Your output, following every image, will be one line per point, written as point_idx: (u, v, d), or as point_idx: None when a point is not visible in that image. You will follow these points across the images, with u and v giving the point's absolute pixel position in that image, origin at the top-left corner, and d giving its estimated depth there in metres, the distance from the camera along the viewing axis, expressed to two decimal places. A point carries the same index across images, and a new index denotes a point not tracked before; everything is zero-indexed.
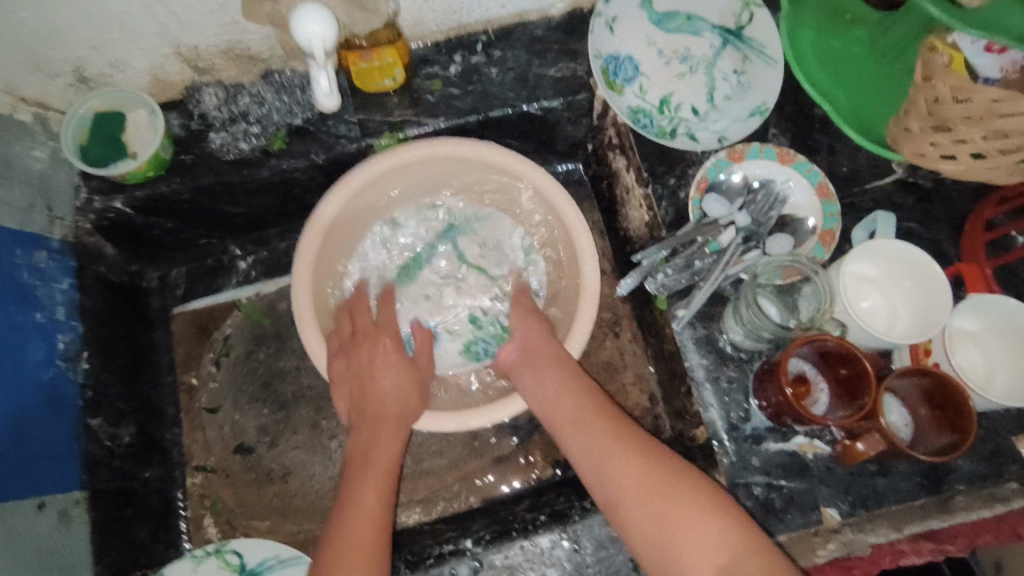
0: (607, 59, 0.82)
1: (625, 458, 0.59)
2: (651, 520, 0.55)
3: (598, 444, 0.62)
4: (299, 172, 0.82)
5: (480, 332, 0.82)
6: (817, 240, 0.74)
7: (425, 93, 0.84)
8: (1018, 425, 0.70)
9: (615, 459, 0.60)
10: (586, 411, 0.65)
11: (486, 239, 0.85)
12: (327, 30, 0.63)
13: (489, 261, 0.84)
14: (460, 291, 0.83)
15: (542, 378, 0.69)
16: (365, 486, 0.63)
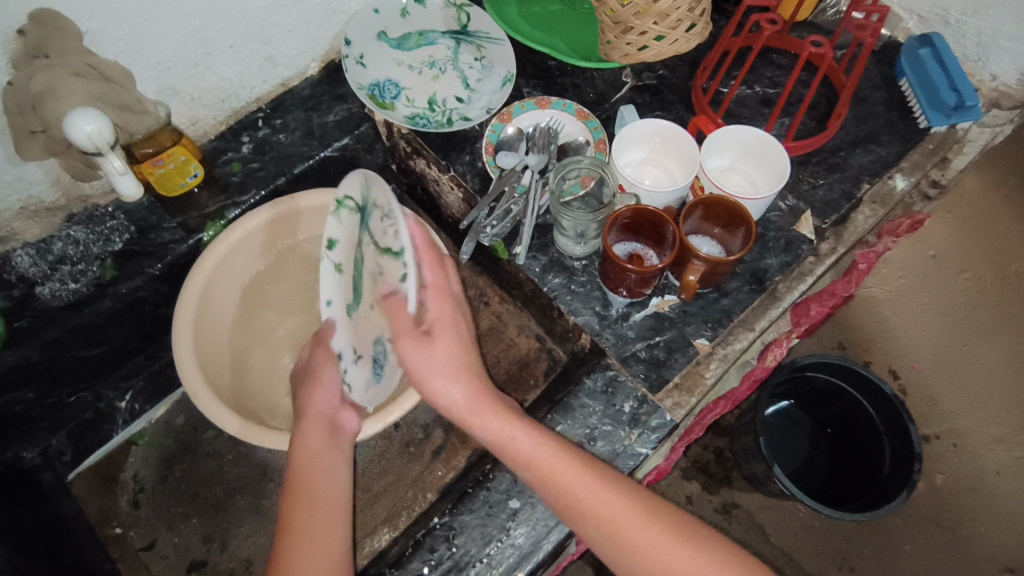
0: (370, 87, 0.94)
1: (593, 492, 0.62)
2: (620, 549, 0.60)
3: (616, 516, 0.61)
4: (143, 290, 0.87)
5: None
6: (595, 149, 0.89)
7: (229, 177, 0.91)
8: (793, 215, 0.87)
9: (588, 489, 0.62)
10: (595, 483, 0.63)
11: (388, 212, 0.72)
12: (103, 127, 0.70)
13: (391, 238, 0.71)
14: (390, 285, 0.74)
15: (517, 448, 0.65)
16: (312, 536, 0.63)
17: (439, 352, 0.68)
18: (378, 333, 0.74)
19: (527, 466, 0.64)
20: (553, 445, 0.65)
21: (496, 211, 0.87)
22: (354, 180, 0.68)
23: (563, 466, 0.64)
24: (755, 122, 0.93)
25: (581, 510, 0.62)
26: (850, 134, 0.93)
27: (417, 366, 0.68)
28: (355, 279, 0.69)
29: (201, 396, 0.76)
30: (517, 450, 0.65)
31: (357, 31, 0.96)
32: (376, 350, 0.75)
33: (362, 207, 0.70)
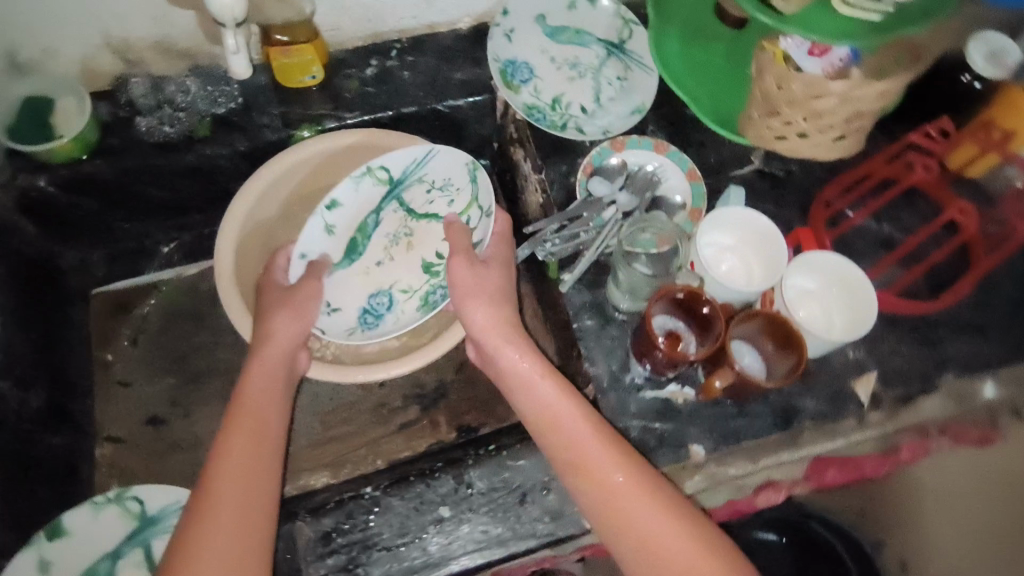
0: (506, 63, 0.93)
1: (600, 453, 0.63)
2: (613, 516, 0.60)
3: (614, 484, 0.61)
4: (222, 159, 0.90)
5: (433, 281, 0.85)
6: (687, 215, 0.85)
7: (343, 91, 0.93)
8: (855, 370, 0.80)
9: (590, 455, 0.63)
10: (600, 447, 0.63)
11: (431, 185, 0.83)
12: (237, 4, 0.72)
13: (437, 205, 0.84)
14: (410, 244, 0.85)
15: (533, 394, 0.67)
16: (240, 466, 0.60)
17: (490, 279, 0.74)
18: (382, 286, 0.85)
19: (542, 412, 0.66)
20: (566, 397, 0.67)
21: (563, 231, 0.84)
22: (400, 157, 0.78)
23: (575, 422, 0.65)
24: (864, 260, 0.86)
25: (587, 469, 0.62)
26: (960, 316, 0.83)
27: (468, 288, 0.72)
28: (351, 242, 0.81)
29: (223, 280, 0.79)
30: (539, 396, 0.67)
31: (517, 4, 0.95)
32: (374, 299, 0.85)
33: (393, 183, 0.80)
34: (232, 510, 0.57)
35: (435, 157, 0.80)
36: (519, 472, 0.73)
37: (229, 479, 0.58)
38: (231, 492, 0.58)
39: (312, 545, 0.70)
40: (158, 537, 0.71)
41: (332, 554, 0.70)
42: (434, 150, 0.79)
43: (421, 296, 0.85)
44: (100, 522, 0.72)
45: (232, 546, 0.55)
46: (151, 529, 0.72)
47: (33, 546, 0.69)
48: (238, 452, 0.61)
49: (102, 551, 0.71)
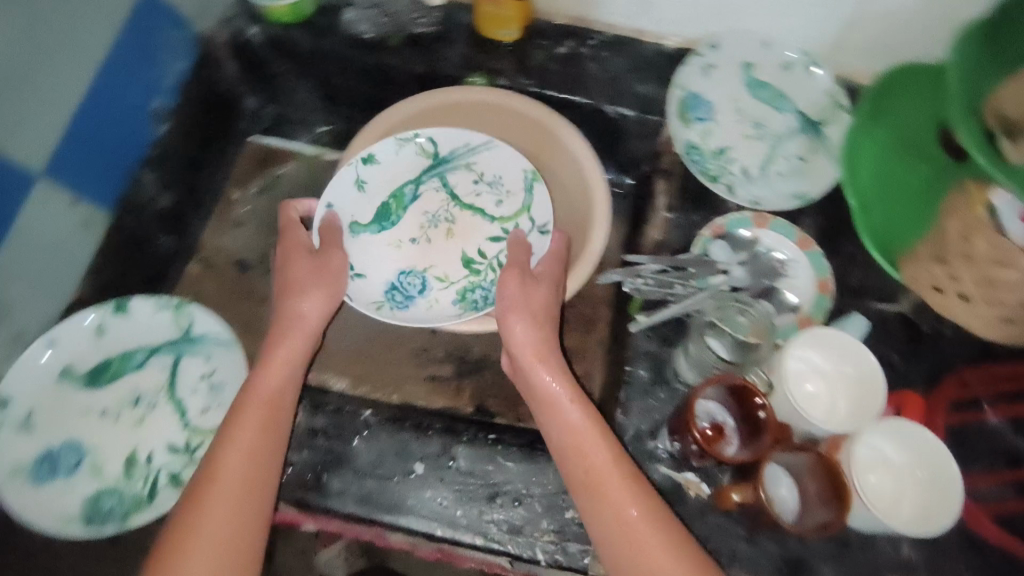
0: (690, 94, 0.90)
1: (620, 489, 0.61)
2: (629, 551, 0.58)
3: (620, 509, 0.60)
4: (395, 70, 0.94)
5: (476, 277, 0.83)
6: (794, 321, 0.78)
7: (529, 57, 0.94)
8: (898, 568, 0.69)
9: (601, 470, 0.62)
10: (613, 472, 0.62)
11: (478, 177, 0.85)
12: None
13: (484, 200, 0.85)
14: (449, 231, 0.85)
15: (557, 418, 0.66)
16: (243, 459, 0.63)
17: (540, 293, 0.72)
18: (417, 264, 0.84)
19: (565, 430, 0.65)
20: (591, 420, 0.65)
21: (661, 275, 0.81)
22: (453, 135, 0.83)
23: (597, 449, 0.63)
24: (975, 461, 0.73)
25: (593, 482, 0.62)
26: None
27: (517, 303, 0.70)
28: (383, 206, 0.84)
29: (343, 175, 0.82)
30: (565, 419, 0.66)
31: (733, 42, 0.91)
32: (407, 277, 0.82)
33: (438, 159, 0.84)
34: (226, 510, 0.60)
35: (484, 152, 0.84)
36: (502, 473, 0.72)
37: (225, 484, 0.61)
38: (218, 503, 0.60)
39: (298, 434, 0.74)
40: (193, 351, 0.80)
41: (309, 448, 0.74)
42: (489, 141, 0.84)
43: (460, 287, 0.83)
44: (152, 321, 0.80)
45: (222, 538, 0.59)
46: (189, 343, 0.80)
47: (101, 310, 0.79)
48: (234, 457, 0.63)
49: (146, 343, 0.80)
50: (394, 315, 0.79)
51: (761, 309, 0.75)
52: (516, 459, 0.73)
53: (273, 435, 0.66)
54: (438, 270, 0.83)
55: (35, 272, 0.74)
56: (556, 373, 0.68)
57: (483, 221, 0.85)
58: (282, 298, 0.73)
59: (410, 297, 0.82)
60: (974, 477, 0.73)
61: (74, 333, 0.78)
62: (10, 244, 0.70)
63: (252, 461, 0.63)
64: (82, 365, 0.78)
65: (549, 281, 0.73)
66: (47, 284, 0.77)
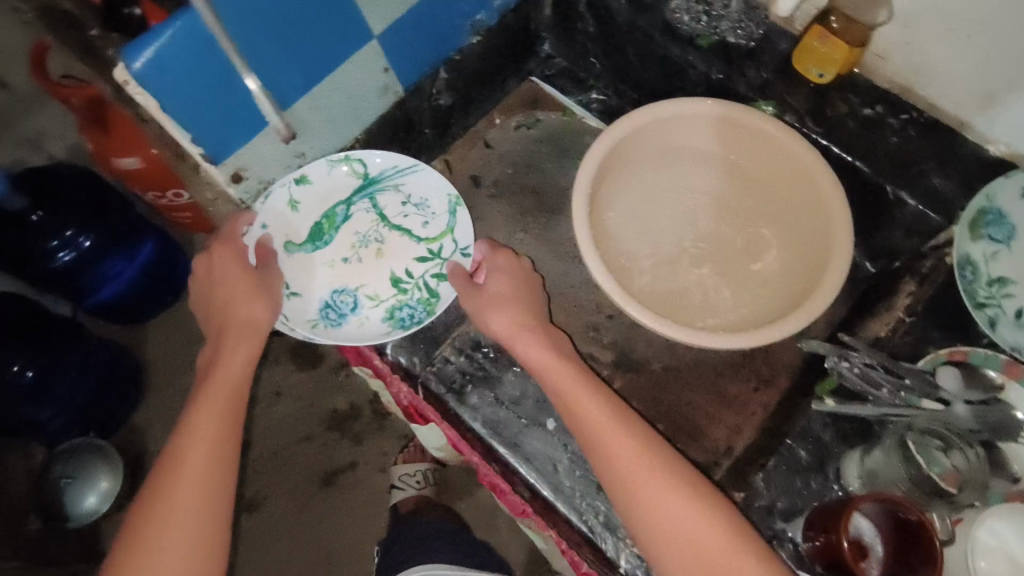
0: (993, 209, 0.78)
1: (658, 487, 0.60)
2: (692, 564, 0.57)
3: (659, 496, 0.60)
4: (694, 72, 0.98)
5: (402, 296, 0.87)
6: (1004, 492, 0.68)
7: (829, 107, 0.90)
8: None
9: (625, 463, 0.62)
10: (644, 459, 0.62)
11: (408, 198, 0.90)
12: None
13: (411, 221, 0.90)
14: (379, 251, 0.89)
15: (586, 405, 0.67)
16: (189, 460, 0.65)
17: (495, 318, 0.74)
18: (348, 283, 0.87)
19: (583, 422, 0.66)
20: (601, 413, 0.66)
21: (872, 370, 0.73)
22: (382, 158, 0.88)
23: (629, 444, 0.64)
24: None
25: (623, 477, 0.62)
26: None
27: (485, 305, 0.75)
28: (316, 227, 0.88)
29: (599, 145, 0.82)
30: (586, 414, 0.66)
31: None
32: (337, 296, 0.87)
33: (364, 177, 0.88)
34: (191, 485, 0.64)
35: (410, 177, 0.90)
36: None
37: (209, 427, 0.67)
38: (220, 416, 0.68)
39: (462, 341, 0.80)
40: (381, 192, 0.90)
41: (466, 358, 0.79)
42: (417, 163, 0.89)
43: (388, 305, 0.87)
44: (337, 176, 0.88)
45: (206, 470, 0.65)
46: (374, 186, 0.90)
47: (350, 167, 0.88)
48: (198, 442, 0.66)
49: (334, 201, 0.88)
50: (324, 333, 0.84)
51: (970, 457, 0.66)
52: None
53: (230, 419, 0.69)
54: (353, 285, 0.87)
55: (325, 116, 0.85)
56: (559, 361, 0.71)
57: (408, 243, 0.89)
58: (232, 310, 0.76)
59: (339, 317, 0.86)
60: None
61: (277, 210, 0.84)
62: (322, 85, 0.81)
63: (213, 445, 0.66)
64: (300, 233, 0.87)
65: (513, 281, 0.78)
66: (330, 130, 0.87)
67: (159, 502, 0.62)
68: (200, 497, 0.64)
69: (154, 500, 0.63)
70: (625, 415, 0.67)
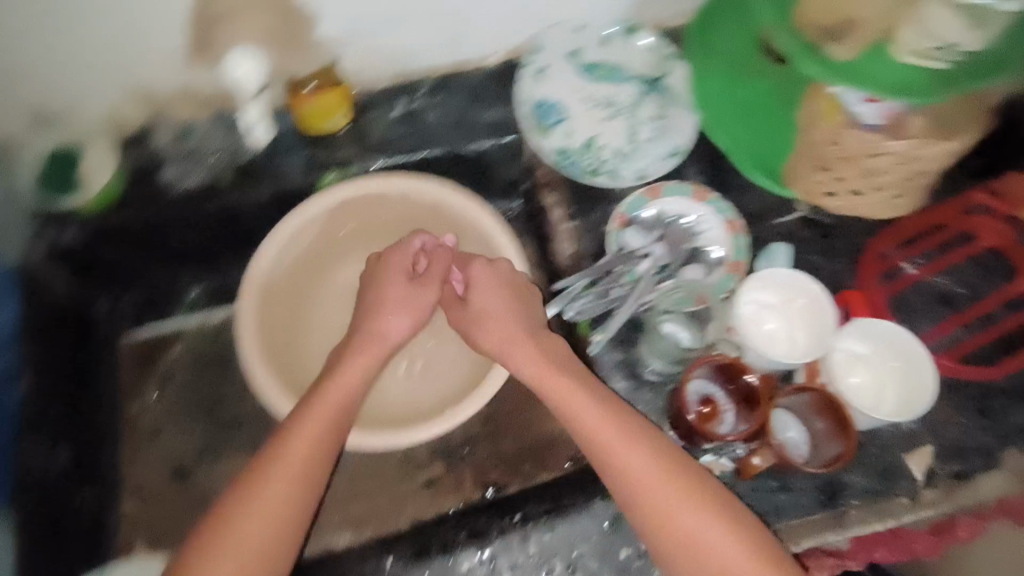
0: (537, 104, 0.91)
1: (640, 463, 0.63)
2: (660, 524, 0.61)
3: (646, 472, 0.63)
4: (244, 210, 0.90)
5: None
6: (726, 271, 0.81)
7: (369, 134, 0.91)
8: (908, 441, 0.75)
9: (613, 444, 0.64)
10: (618, 430, 0.65)
11: None
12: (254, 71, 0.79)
13: None
14: None
15: (587, 408, 0.66)
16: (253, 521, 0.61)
17: (431, 289, 0.77)
18: None
19: (584, 436, 0.66)
20: (600, 418, 0.66)
21: (598, 287, 0.81)
22: None
23: (612, 433, 0.65)
24: (921, 319, 0.81)
25: (598, 455, 0.65)
26: None
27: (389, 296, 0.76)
28: None
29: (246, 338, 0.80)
30: (584, 419, 0.66)
31: (552, 41, 0.91)
32: None
33: None
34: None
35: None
36: (546, 548, 0.73)
37: (287, 478, 0.63)
38: (298, 474, 0.64)
39: None
40: None
41: None
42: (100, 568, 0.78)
43: None
44: None
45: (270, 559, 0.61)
46: None
47: None
48: (254, 521, 0.61)
49: None
50: None
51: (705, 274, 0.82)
52: (553, 529, 0.73)
53: (283, 491, 0.63)
54: None
55: None
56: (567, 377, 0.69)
57: None
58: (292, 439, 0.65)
59: None
60: (930, 331, 0.80)
61: None
62: None
63: (285, 510, 0.62)
64: None
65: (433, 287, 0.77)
66: None
67: (244, 506, 0.61)
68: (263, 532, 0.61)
69: (218, 525, 0.61)
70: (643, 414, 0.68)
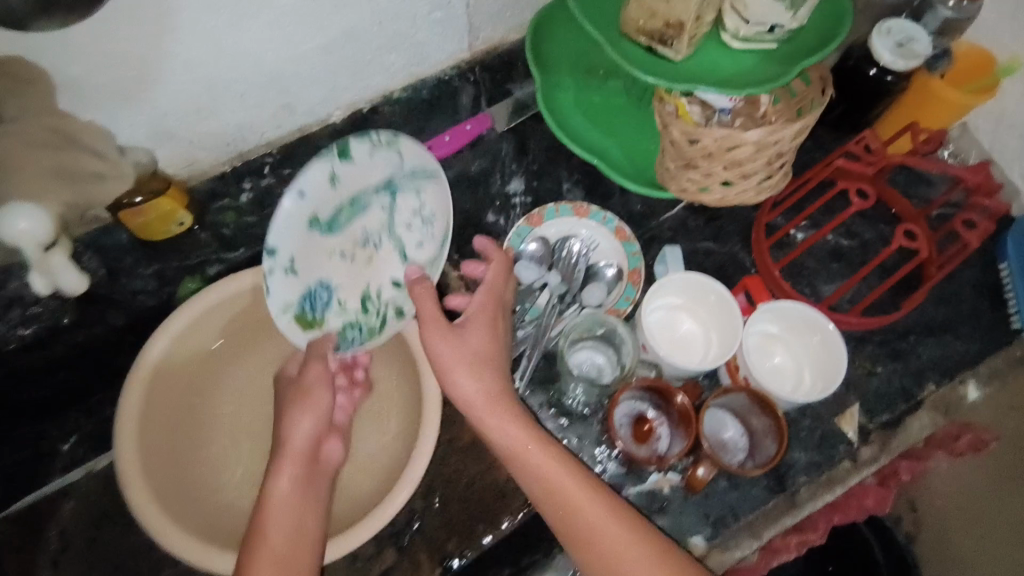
0: (305, 296, 0.66)
1: (590, 513, 0.59)
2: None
3: (591, 522, 0.59)
4: (102, 339, 0.80)
5: None
6: (627, 281, 0.78)
7: (222, 227, 0.83)
8: (837, 406, 0.75)
9: (573, 494, 0.60)
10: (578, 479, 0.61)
11: None
12: (38, 228, 0.61)
13: None
14: None
15: (517, 444, 0.62)
16: None
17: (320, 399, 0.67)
18: None
19: (527, 473, 0.61)
20: (572, 472, 0.61)
21: None
22: None
23: (536, 456, 0.62)
24: (821, 279, 0.82)
25: (566, 502, 0.60)
26: (926, 316, 0.80)
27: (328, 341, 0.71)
28: None
29: (147, 513, 0.67)
30: (535, 469, 0.62)
31: (280, 233, 0.62)
32: None
33: None
34: None
35: None
36: None
37: (284, 517, 0.60)
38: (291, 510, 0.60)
39: None
40: None
41: None
42: None
43: None
44: None
45: None
46: None
47: None
48: None
49: None
50: None
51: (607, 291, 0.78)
52: None
53: None
54: None
55: None
56: (482, 379, 0.65)
57: None
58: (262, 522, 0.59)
59: None
60: (829, 291, 0.81)
61: None
62: None
63: None
64: None
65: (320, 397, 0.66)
66: None
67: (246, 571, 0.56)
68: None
69: None
70: (572, 461, 0.63)
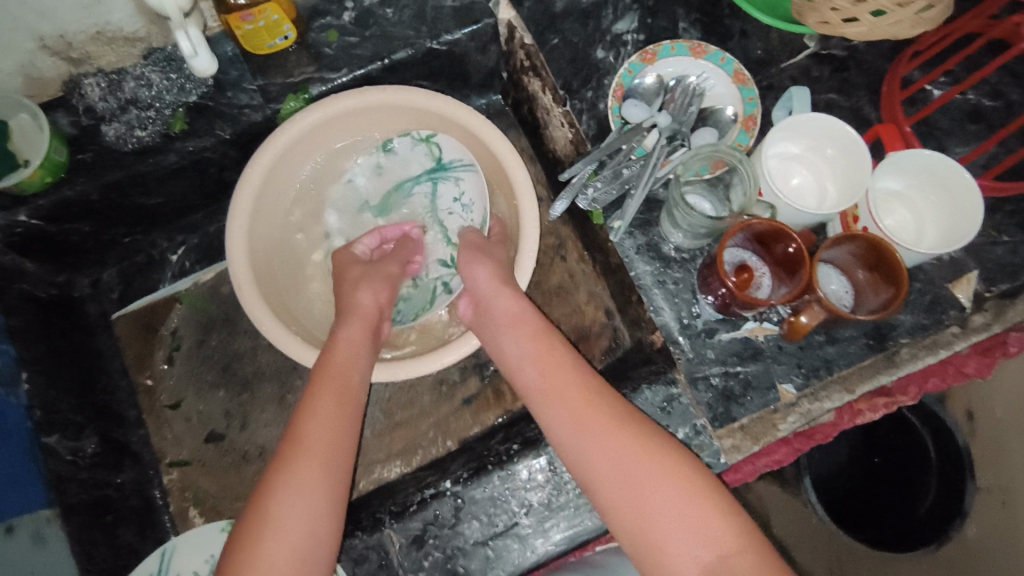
0: None
1: (566, 377, 0.64)
2: (641, 534, 0.54)
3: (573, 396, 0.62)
4: (209, 151, 0.81)
5: None
6: (740, 127, 0.74)
7: (323, 46, 0.80)
8: (952, 271, 0.72)
9: (550, 370, 0.65)
10: (552, 354, 0.67)
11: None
12: None
13: None
14: None
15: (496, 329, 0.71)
16: (308, 468, 0.59)
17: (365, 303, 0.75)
18: None
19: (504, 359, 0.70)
20: (546, 342, 0.68)
21: (605, 171, 0.76)
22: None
23: (521, 344, 0.68)
24: (953, 140, 0.75)
25: (546, 372, 0.65)
26: None
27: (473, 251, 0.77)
28: None
29: (252, 302, 0.73)
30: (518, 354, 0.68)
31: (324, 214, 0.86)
32: None
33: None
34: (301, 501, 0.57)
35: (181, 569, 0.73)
36: None
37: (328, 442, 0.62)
38: (330, 436, 0.62)
39: (404, 551, 0.68)
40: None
41: (428, 555, 0.68)
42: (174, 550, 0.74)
43: None
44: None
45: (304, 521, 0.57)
46: None
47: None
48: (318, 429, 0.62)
49: None
50: None
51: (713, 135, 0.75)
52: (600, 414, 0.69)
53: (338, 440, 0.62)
54: None
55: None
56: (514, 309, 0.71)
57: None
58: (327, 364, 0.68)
59: None
60: (963, 154, 0.74)
61: None
62: None
63: (330, 433, 0.62)
64: None
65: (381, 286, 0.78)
66: None
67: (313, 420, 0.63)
68: (306, 512, 0.57)
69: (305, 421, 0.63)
70: (567, 354, 0.67)
